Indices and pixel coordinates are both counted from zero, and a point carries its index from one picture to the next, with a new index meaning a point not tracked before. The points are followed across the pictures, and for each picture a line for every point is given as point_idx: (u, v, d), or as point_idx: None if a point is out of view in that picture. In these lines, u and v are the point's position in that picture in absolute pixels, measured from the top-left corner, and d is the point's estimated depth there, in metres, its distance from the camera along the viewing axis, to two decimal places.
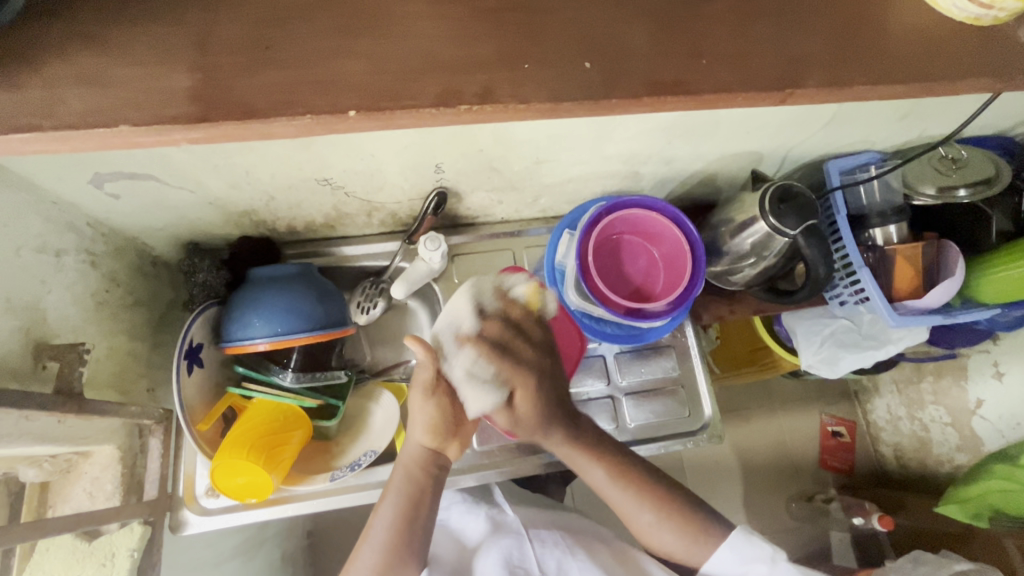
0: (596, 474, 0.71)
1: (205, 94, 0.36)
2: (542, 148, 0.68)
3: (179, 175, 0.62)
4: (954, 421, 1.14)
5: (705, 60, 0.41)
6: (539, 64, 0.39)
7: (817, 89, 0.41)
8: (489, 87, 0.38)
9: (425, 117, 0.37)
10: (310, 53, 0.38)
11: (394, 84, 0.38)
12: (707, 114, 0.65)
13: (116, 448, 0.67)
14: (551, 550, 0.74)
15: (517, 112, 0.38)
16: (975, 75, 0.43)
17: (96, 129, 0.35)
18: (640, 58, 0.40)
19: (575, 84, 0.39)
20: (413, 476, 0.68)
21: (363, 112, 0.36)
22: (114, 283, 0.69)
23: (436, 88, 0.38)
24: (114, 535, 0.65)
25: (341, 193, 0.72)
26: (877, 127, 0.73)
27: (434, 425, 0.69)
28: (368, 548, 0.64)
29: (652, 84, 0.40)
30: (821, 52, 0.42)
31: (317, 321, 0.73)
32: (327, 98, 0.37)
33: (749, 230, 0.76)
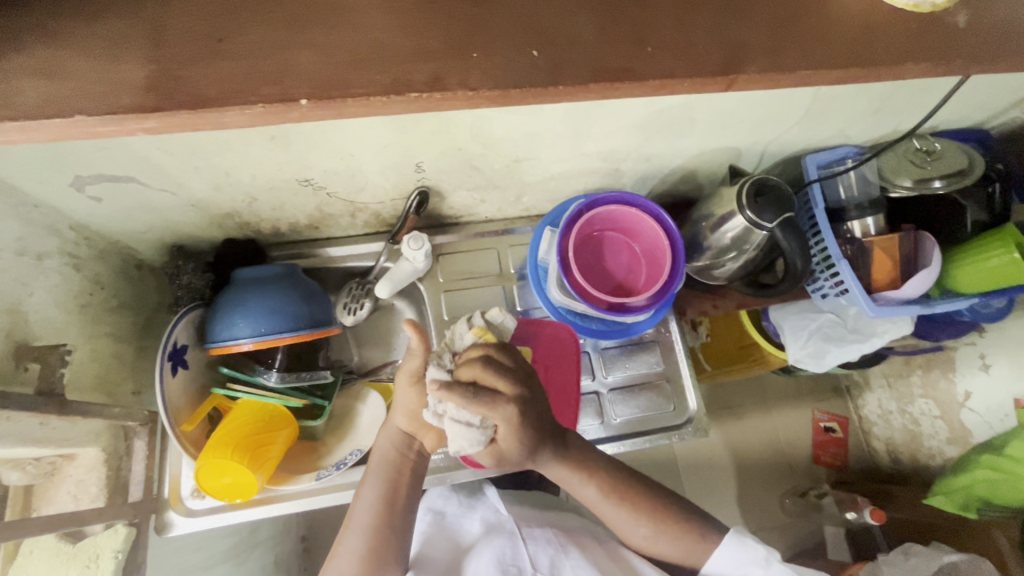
0: (590, 480, 0.68)
1: (165, 85, 0.37)
2: (521, 146, 0.69)
3: (160, 176, 0.62)
4: (944, 414, 1.15)
5: (650, 48, 0.42)
6: (488, 54, 0.40)
7: (758, 74, 0.42)
8: (439, 75, 0.39)
9: (379, 105, 0.38)
10: (264, 46, 0.38)
11: (347, 73, 0.38)
12: (681, 109, 0.66)
13: (101, 450, 0.67)
14: (544, 547, 0.73)
15: (468, 99, 0.39)
16: (915, 60, 0.45)
17: (53, 119, 0.36)
18: (586, 46, 0.41)
19: (521, 70, 0.40)
20: (388, 458, 0.68)
21: (318, 101, 0.37)
22: (96, 286, 0.70)
23: (389, 76, 0.38)
24: (97, 537, 0.66)
25: (323, 193, 0.73)
26: (852, 121, 0.74)
27: (417, 411, 0.66)
28: (352, 533, 0.65)
29: (599, 69, 0.41)
30: (761, 38, 0.43)
31: (300, 320, 0.73)
32: (282, 87, 0.37)
33: (728, 225, 0.77)
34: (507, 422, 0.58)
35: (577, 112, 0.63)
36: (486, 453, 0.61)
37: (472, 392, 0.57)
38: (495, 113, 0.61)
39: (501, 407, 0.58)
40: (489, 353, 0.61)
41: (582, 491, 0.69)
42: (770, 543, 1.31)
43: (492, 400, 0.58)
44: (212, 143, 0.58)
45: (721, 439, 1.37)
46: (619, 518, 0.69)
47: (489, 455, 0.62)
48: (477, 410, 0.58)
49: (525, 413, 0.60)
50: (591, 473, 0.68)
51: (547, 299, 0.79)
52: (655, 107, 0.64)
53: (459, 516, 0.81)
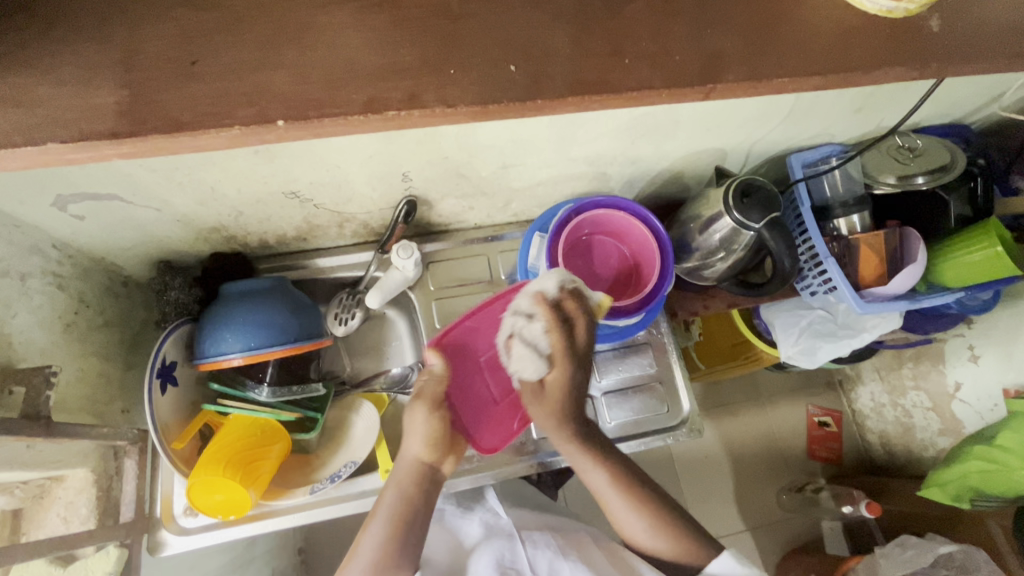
0: (596, 476, 0.69)
1: (139, 108, 0.37)
2: (507, 153, 0.69)
3: (143, 193, 0.62)
4: (935, 405, 1.16)
5: (627, 60, 0.42)
6: (464, 69, 0.40)
7: (735, 83, 0.43)
8: (416, 93, 0.39)
9: (357, 123, 0.38)
10: (240, 65, 0.38)
11: (322, 93, 0.38)
12: (664, 113, 0.66)
13: (90, 471, 0.66)
14: (544, 551, 0.72)
15: (446, 115, 0.39)
16: (888, 65, 0.45)
17: (26, 147, 0.35)
18: (562, 59, 0.41)
19: (498, 85, 0.40)
20: (405, 489, 0.66)
21: (294, 123, 0.37)
22: (82, 305, 0.69)
23: (364, 95, 0.39)
24: (89, 560, 0.64)
25: (310, 205, 0.73)
26: (835, 120, 0.75)
27: (433, 436, 0.66)
28: (354, 566, 0.63)
29: (574, 84, 0.41)
30: (735, 49, 0.44)
31: (290, 333, 0.73)
32: (256, 108, 0.37)
33: (716, 226, 0.77)
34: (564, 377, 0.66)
35: (562, 119, 0.63)
36: (531, 394, 0.68)
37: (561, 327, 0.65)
38: (480, 123, 0.61)
39: (567, 358, 0.66)
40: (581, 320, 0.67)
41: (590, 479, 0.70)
42: (768, 539, 1.32)
43: (568, 356, 0.66)
44: (195, 159, 0.58)
45: (717, 437, 1.38)
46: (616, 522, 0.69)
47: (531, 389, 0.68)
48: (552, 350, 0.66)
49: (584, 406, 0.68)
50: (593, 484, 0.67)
51: None
52: (639, 112, 0.64)
53: (459, 519, 0.81)
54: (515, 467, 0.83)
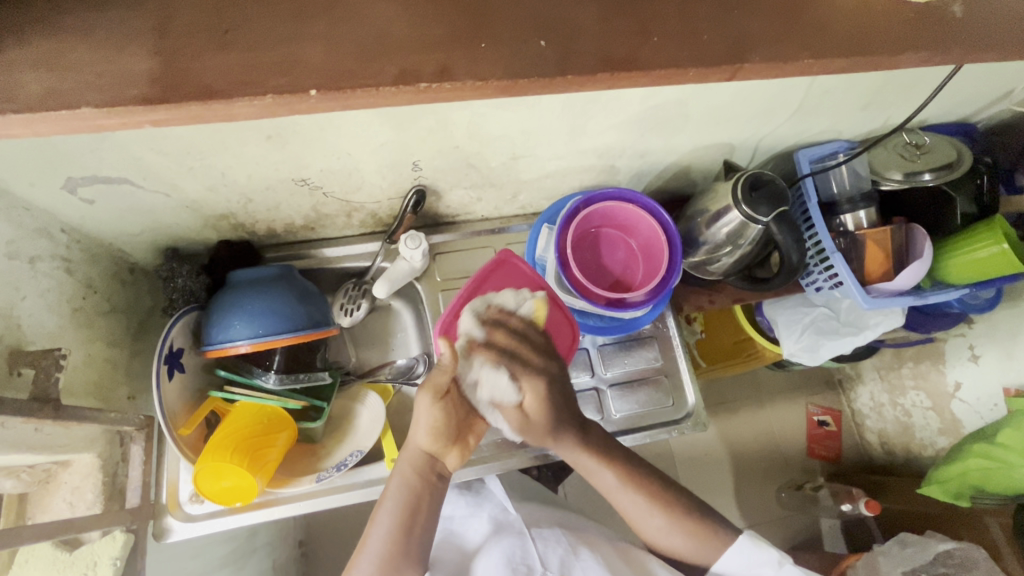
0: (606, 477, 0.71)
1: (163, 77, 0.37)
2: (518, 143, 0.70)
3: (154, 177, 0.62)
4: (935, 405, 1.16)
5: (655, 39, 0.42)
6: (494, 44, 0.40)
7: (761, 63, 0.43)
8: (445, 66, 0.39)
9: (385, 95, 0.38)
10: (268, 36, 0.38)
11: (351, 64, 0.38)
12: (676, 105, 0.67)
13: (96, 456, 0.66)
14: (554, 548, 0.71)
15: (474, 88, 0.39)
16: (910, 49, 0.46)
17: (55, 112, 0.35)
18: (591, 37, 0.41)
19: (528, 61, 0.40)
20: (405, 484, 0.66)
21: (324, 92, 0.37)
22: (90, 290, 0.69)
23: (394, 67, 0.38)
24: (95, 544, 0.64)
25: (319, 193, 0.73)
26: (843, 115, 0.75)
27: (431, 424, 0.65)
28: (365, 559, 0.63)
29: (603, 60, 0.41)
30: (761, 30, 0.44)
31: (298, 321, 0.73)
32: (286, 78, 0.37)
33: (724, 220, 0.78)
34: (538, 390, 0.69)
35: (573, 109, 0.64)
36: (518, 424, 0.70)
37: (504, 353, 0.68)
38: (493, 110, 0.61)
39: (530, 378, 0.69)
40: (527, 330, 0.71)
41: (598, 477, 0.72)
42: (767, 536, 1.32)
43: (528, 377, 0.69)
44: (207, 143, 0.58)
45: (718, 434, 1.38)
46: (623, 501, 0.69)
47: (519, 421, 0.70)
48: (512, 373, 0.68)
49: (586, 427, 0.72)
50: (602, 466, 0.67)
51: None
52: (650, 103, 0.65)
53: (467, 519, 0.79)
54: (520, 458, 0.82)
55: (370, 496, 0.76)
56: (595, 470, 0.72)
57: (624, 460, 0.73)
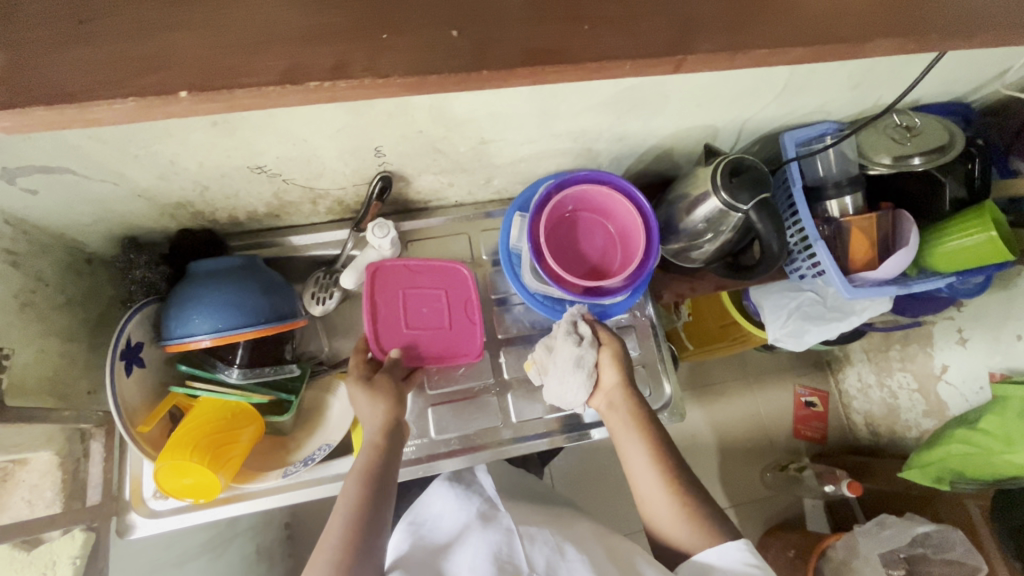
0: (637, 456, 0.67)
1: (8, 74, 0.34)
2: (485, 127, 0.66)
3: (98, 166, 0.59)
4: (921, 387, 1.16)
5: (587, 25, 0.39)
6: (399, 35, 0.37)
7: (710, 55, 0.41)
8: (341, 61, 0.36)
9: (270, 96, 0.35)
10: (128, 26, 0.35)
11: (233, 59, 0.35)
12: (652, 87, 0.63)
13: (54, 453, 0.65)
14: (541, 546, 0.64)
15: (376, 85, 0.36)
16: (883, 36, 0.43)
17: None
18: (511, 27, 0.39)
19: (440, 51, 0.38)
20: (368, 483, 0.62)
21: (196, 93, 0.34)
22: (41, 282, 0.66)
23: (281, 62, 0.36)
24: (54, 544, 0.62)
25: (279, 181, 0.69)
26: (831, 96, 0.72)
27: (389, 397, 0.71)
28: (337, 516, 0.60)
29: (528, 52, 0.38)
30: (715, 16, 0.41)
31: (260, 314, 0.70)
32: (157, 76, 0.35)
33: (702, 205, 0.75)
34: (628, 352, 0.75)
35: (543, 93, 0.60)
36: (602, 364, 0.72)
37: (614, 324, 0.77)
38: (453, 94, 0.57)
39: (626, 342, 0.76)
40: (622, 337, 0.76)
41: (633, 458, 0.67)
42: (751, 515, 1.34)
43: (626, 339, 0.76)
44: (149, 131, 0.54)
45: (703, 417, 1.38)
46: (658, 488, 0.64)
47: (607, 361, 0.72)
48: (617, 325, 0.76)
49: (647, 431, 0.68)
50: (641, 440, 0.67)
51: (519, 286, 0.78)
52: (623, 87, 0.61)
53: (455, 513, 0.74)
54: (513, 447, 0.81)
55: (339, 490, 0.74)
56: (629, 440, 0.68)
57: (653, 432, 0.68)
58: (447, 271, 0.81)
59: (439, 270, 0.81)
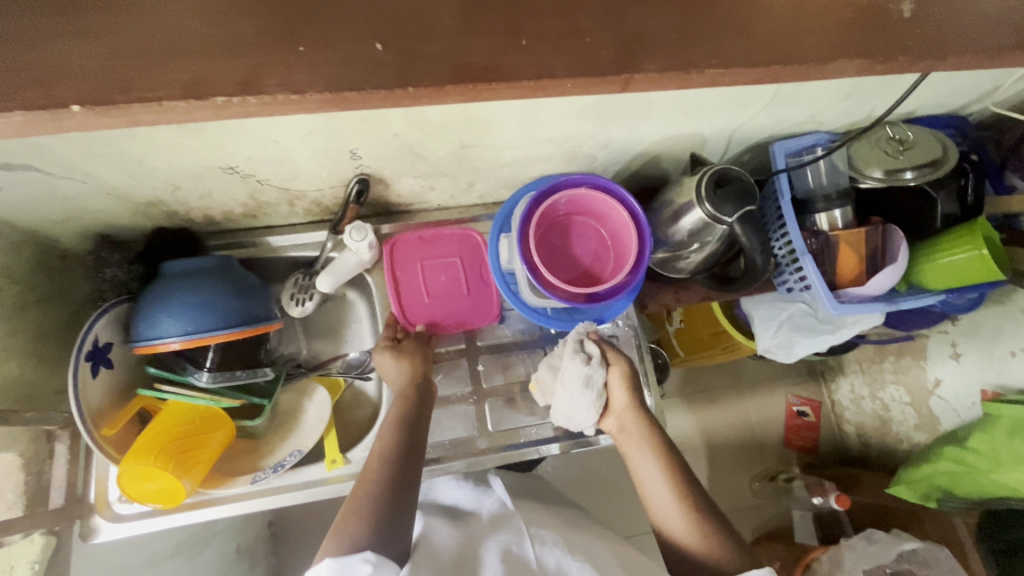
0: (647, 466, 0.68)
1: None
2: (465, 131, 0.65)
3: (64, 164, 0.57)
4: (913, 401, 1.14)
5: (524, 41, 0.42)
6: (314, 48, 0.40)
7: (657, 74, 0.43)
8: (250, 77, 0.38)
9: (173, 110, 0.37)
10: (33, 36, 0.38)
11: (133, 74, 0.38)
12: (633, 94, 0.61)
13: (17, 455, 0.62)
14: (552, 549, 0.60)
15: (285, 102, 0.38)
16: (845, 57, 0.45)
17: None
18: (447, 41, 0.41)
19: (366, 66, 0.40)
20: (383, 480, 0.60)
21: (88, 107, 0.36)
22: (8, 281, 0.65)
23: (185, 76, 0.38)
24: (11, 548, 0.60)
25: (253, 181, 0.68)
26: (822, 106, 0.70)
27: (413, 361, 0.75)
28: (373, 462, 0.63)
29: (456, 68, 0.41)
30: (661, 32, 0.43)
31: (233, 317, 0.69)
32: (46, 93, 0.37)
33: (687, 216, 0.73)
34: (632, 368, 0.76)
35: (520, 98, 0.59)
36: (609, 379, 0.74)
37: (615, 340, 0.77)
38: None
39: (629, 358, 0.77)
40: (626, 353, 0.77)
41: (642, 469, 0.68)
42: (739, 524, 1.33)
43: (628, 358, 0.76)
44: (112, 131, 0.53)
45: (693, 425, 1.36)
46: (668, 496, 0.65)
47: (613, 377, 0.74)
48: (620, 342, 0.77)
49: (656, 443, 0.69)
50: (650, 451, 0.68)
51: (515, 296, 0.76)
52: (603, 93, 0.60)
53: (463, 510, 0.70)
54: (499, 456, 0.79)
55: (309, 497, 0.73)
56: (639, 452, 0.69)
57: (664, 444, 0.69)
58: (465, 240, 0.84)
59: (458, 240, 0.84)
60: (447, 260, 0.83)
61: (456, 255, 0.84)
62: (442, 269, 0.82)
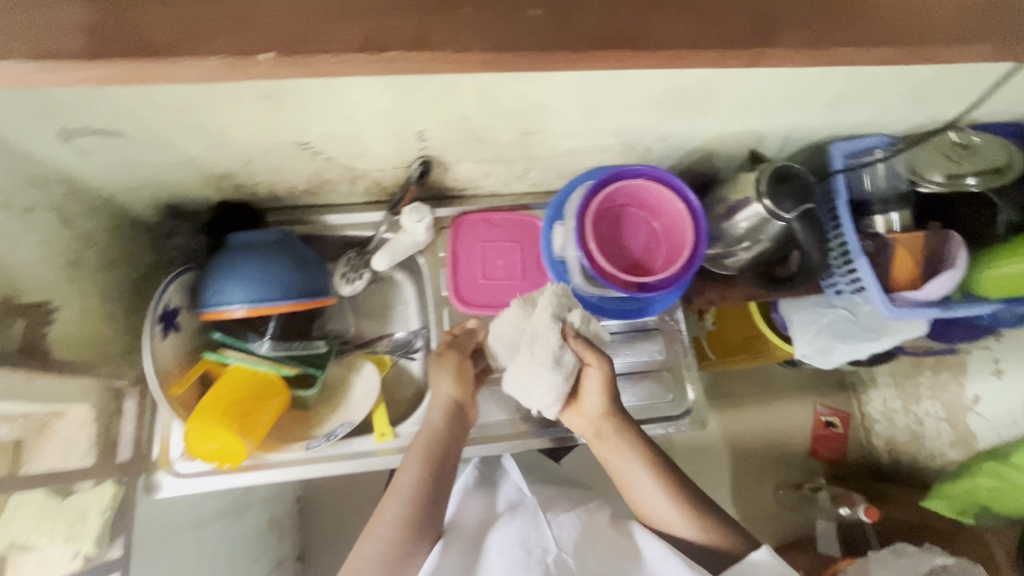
0: (636, 471, 0.66)
1: (101, 26, 0.38)
2: (529, 118, 0.66)
3: (151, 132, 0.60)
4: (950, 417, 1.12)
5: (666, 12, 0.42)
6: (480, 9, 0.41)
7: (788, 50, 0.43)
8: (422, 35, 0.39)
9: (360, 65, 0.39)
10: None
11: (318, 29, 0.39)
12: (701, 87, 0.62)
13: (90, 407, 0.66)
14: (567, 532, 0.66)
15: (460, 61, 0.39)
16: (960, 43, 0.44)
17: (50, 65, 0.37)
18: (595, 11, 0.42)
19: (526, 29, 0.41)
20: (416, 485, 0.65)
21: (287, 56, 0.38)
22: (87, 243, 0.68)
23: (359, 34, 0.39)
24: (86, 495, 0.64)
25: (321, 158, 0.70)
26: (886, 108, 0.70)
27: (461, 374, 0.72)
28: (397, 494, 0.65)
29: (601, 37, 0.41)
30: (802, 10, 0.44)
31: (295, 289, 0.72)
32: (247, 39, 0.38)
33: (743, 212, 0.74)
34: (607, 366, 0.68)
35: (590, 86, 0.60)
36: (589, 383, 0.67)
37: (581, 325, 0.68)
38: (502, 81, 0.58)
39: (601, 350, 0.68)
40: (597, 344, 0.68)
41: (630, 475, 0.67)
42: (760, 532, 1.31)
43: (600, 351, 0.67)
44: (202, 100, 0.55)
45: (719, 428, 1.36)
46: (660, 501, 0.65)
47: (591, 381, 0.67)
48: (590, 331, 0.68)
49: (642, 451, 0.67)
50: (637, 456, 0.67)
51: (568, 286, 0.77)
52: (671, 83, 0.60)
53: (484, 496, 0.78)
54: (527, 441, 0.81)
55: (358, 467, 0.75)
56: (625, 459, 0.67)
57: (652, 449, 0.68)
58: (522, 225, 0.86)
59: (515, 224, 0.86)
60: (506, 245, 0.85)
61: (515, 241, 0.85)
62: (501, 253, 0.84)
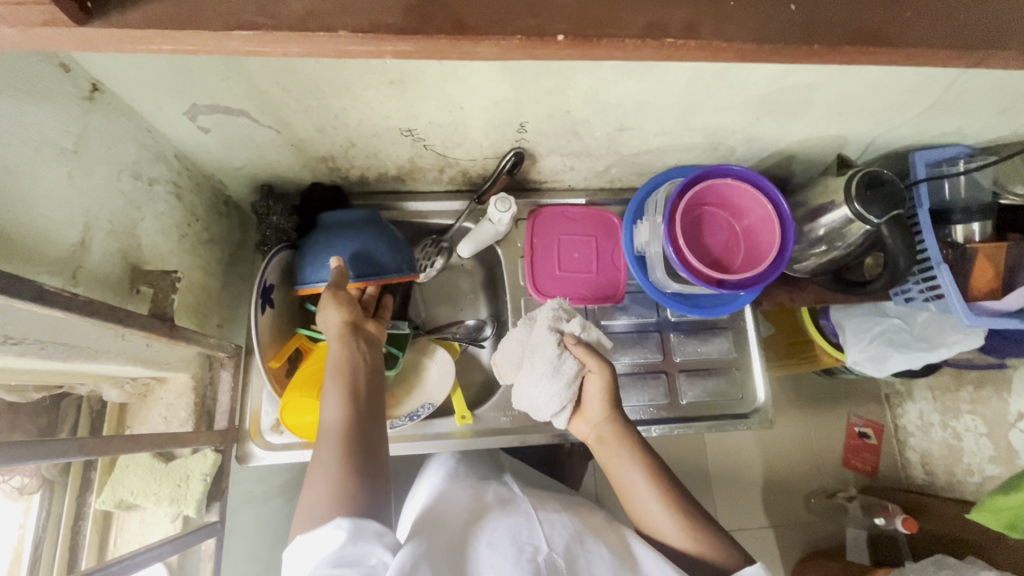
0: (630, 475, 0.63)
1: (420, 5, 0.36)
2: (629, 114, 0.67)
3: (272, 113, 0.62)
4: (990, 432, 1.10)
5: (908, 12, 0.42)
6: (741, 4, 0.40)
7: (1020, 51, 0.42)
8: (693, 22, 0.39)
9: (629, 48, 0.38)
10: None
11: (600, 11, 0.38)
12: (804, 89, 0.64)
13: (189, 376, 0.69)
14: (560, 532, 0.57)
15: (720, 50, 0.39)
16: None
17: (319, 34, 0.35)
18: (837, 5, 0.41)
19: (778, 23, 0.41)
20: (344, 440, 0.57)
21: (571, 38, 0.37)
22: (194, 218, 0.71)
23: (642, 19, 0.38)
24: (188, 460, 0.68)
25: (420, 145, 0.72)
26: (974, 119, 0.71)
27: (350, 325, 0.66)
28: (329, 444, 0.57)
29: (852, 32, 0.41)
30: (1012, 10, 0.43)
31: (386, 270, 0.73)
32: (536, 20, 0.37)
33: (828, 216, 0.75)
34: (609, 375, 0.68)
35: (699, 84, 0.61)
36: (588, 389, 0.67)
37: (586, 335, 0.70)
38: (616, 77, 0.59)
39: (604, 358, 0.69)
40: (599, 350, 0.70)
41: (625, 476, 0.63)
42: (791, 538, 1.32)
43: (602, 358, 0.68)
44: (331, 85, 0.58)
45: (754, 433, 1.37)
46: (657, 507, 0.61)
47: (590, 385, 0.67)
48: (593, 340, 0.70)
49: (638, 456, 0.64)
50: (632, 462, 0.64)
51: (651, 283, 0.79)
52: (777, 85, 0.62)
53: (464, 488, 0.69)
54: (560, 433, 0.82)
55: (438, 447, 0.80)
56: (621, 461, 0.64)
57: (653, 460, 0.64)
58: (598, 220, 0.87)
59: (590, 219, 0.87)
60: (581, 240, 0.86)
61: (589, 236, 0.86)
62: (576, 246, 0.85)
